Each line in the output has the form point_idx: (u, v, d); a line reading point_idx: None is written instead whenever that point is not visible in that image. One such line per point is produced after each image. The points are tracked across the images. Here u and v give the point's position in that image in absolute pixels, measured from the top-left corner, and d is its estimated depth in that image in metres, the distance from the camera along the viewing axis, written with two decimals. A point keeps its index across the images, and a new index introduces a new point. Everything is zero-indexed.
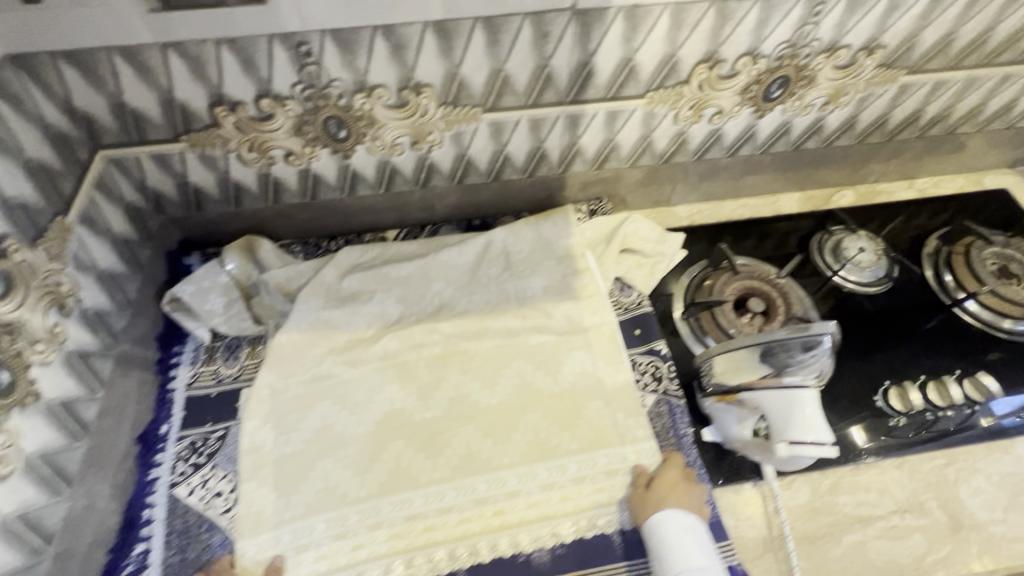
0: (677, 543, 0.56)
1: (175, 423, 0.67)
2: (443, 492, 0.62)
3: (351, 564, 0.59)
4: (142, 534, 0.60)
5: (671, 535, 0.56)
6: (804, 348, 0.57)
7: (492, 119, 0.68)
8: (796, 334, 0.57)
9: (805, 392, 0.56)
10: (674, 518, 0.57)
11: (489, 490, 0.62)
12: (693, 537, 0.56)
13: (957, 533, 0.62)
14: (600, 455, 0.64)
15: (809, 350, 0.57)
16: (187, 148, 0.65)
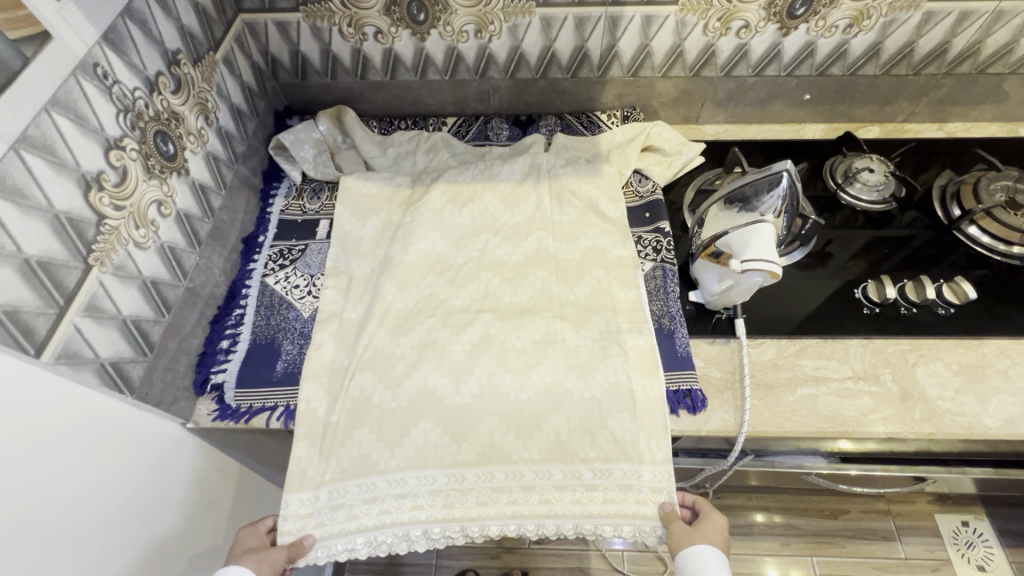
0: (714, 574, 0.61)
1: (270, 235, 0.87)
2: (465, 476, 0.68)
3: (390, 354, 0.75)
4: (240, 303, 0.79)
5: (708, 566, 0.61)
6: (767, 189, 0.64)
7: (544, 14, 0.81)
8: (754, 177, 0.65)
9: (762, 229, 0.61)
10: (711, 557, 0.62)
11: (506, 480, 0.68)
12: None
13: (904, 401, 0.70)
14: (616, 468, 0.67)
15: (772, 191, 0.64)
16: (303, 19, 0.83)
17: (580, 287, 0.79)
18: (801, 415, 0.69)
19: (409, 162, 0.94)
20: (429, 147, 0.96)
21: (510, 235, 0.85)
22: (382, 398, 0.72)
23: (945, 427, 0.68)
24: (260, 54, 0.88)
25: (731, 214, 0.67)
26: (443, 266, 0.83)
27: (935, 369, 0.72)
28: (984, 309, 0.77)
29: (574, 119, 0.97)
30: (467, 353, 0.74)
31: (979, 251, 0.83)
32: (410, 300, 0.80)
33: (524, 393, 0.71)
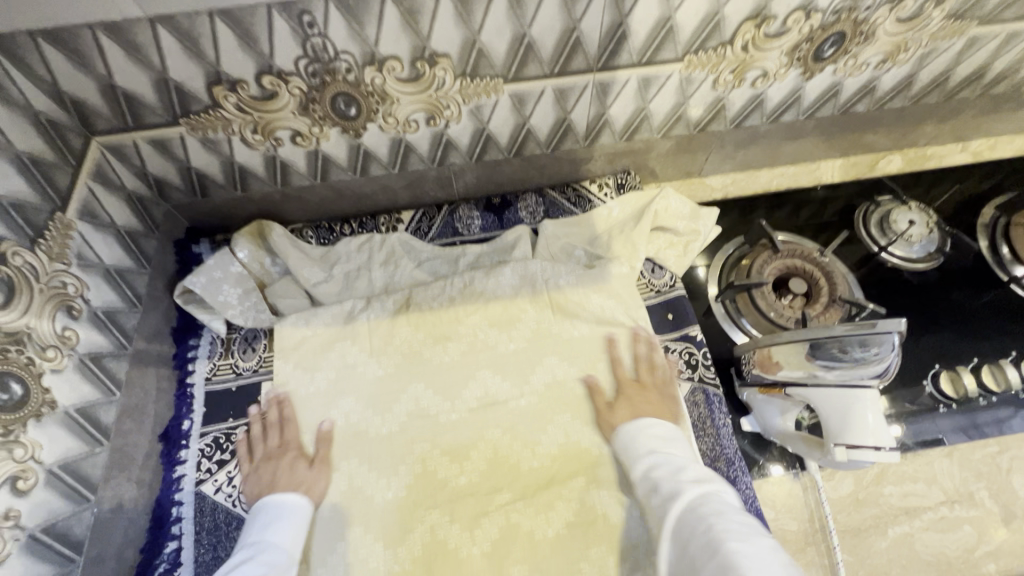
0: (639, 435, 0.59)
1: (197, 419, 0.66)
2: None
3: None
4: (173, 533, 0.60)
5: (632, 433, 0.59)
6: (859, 345, 0.48)
7: (515, 91, 0.62)
8: (839, 333, 0.48)
9: (862, 394, 0.48)
10: (631, 429, 0.60)
11: None
12: (653, 430, 0.59)
13: (1009, 524, 0.60)
14: None
15: (865, 348, 0.47)
16: (187, 132, 0.60)
17: (613, 434, 0.64)
18: (902, 566, 0.58)
19: (363, 282, 0.74)
20: (386, 257, 0.76)
21: (513, 371, 0.68)
22: None
23: None
24: (138, 179, 0.65)
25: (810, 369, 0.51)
26: (434, 428, 0.65)
27: None
28: None
29: (558, 195, 0.80)
30: (488, 555, 0.58)
31: None
32: (400, 488, 0.62)
33: None
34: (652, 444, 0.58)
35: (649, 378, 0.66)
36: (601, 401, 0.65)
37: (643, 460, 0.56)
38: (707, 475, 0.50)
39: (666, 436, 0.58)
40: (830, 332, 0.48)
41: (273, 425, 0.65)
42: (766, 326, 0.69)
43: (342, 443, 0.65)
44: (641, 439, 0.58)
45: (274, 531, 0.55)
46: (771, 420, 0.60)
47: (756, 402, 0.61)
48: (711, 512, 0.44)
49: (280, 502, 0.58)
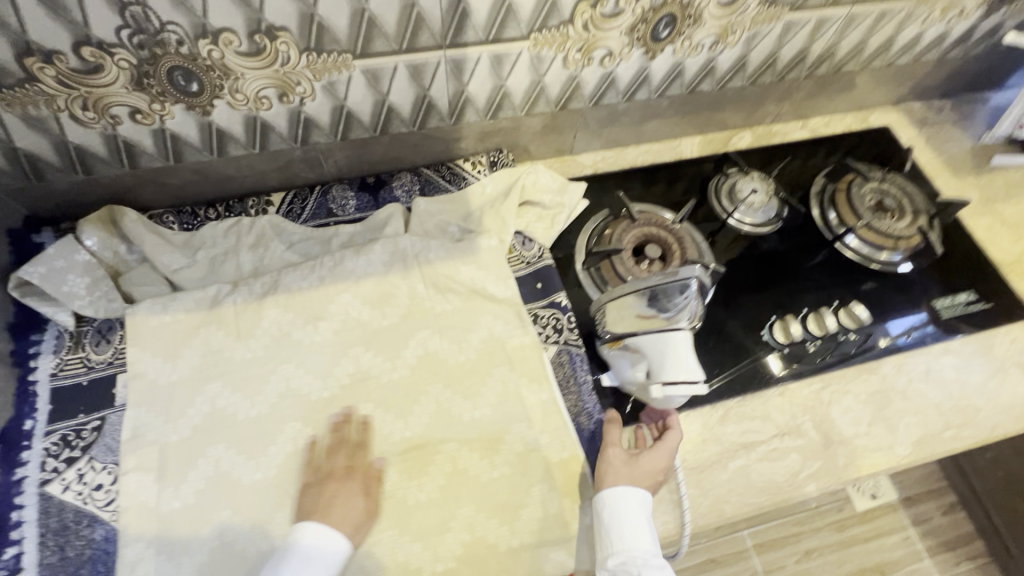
0: (621, 525, 0.57)
1: (41, 418, 0.62)
2: None
3: (256, 556, 0.57)
4: (12, 538, 0.56)
5: (615, 513, 0.57)
6: (680, 291, 0.60)
7: (366, 67, 0.63)
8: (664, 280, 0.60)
9: (678, 335, 0.59)
10: (616, 499, 0.58)
11: None
12: (637, 514, 0.57)
13: (828, 448, 0.68)
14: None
15: (684, 293, 0.60)
16: (3, 108, 0.56)
17: (483, 399, 0.66)
18: (738, 493, 0.64)
19: (230, 266, 0.72)
20: (255, 239, 0.74)
21: (385, 347, 0.69)
22: None
23: (866, 467, 0.67)
24: None
25: (641, 319, 0.61)
26: (305, 407, 0.65)
27: (847, 405, 0.71)
28: (899, 324, 0.78)
29: (434, 173, 0.81)
30: (360, 525, 0.59)
31: (860, 261, 0.82)
32: (269, 469, 0.61)
33: (441, 566, 0.58)
34: (643, 540, 0.56)
35: (639, 453, 0.62)
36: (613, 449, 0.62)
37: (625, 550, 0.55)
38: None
39: (648, 520, 0.58)
40: (659, 280, 0.60)
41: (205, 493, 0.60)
42: None
43: (206, 429, 0.63)
44: (631, 532, 0.56)
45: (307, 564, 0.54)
46: (629, 363, 0.63)
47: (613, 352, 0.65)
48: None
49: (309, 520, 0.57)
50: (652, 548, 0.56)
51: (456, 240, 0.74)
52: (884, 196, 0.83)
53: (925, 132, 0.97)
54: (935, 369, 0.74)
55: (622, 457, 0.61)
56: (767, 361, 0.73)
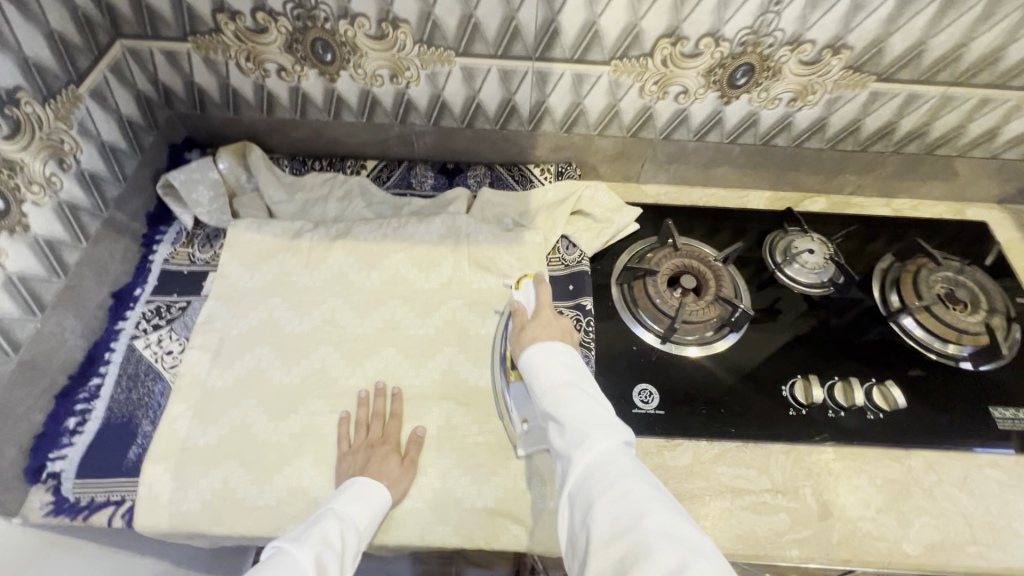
0: (542, 368, 0.54)
1: (148, 288, 0.77)
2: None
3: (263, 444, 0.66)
4: (100, 371, 0.70)
5: (531, 370, 0.55)
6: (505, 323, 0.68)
7: (464, 64, 0.73)
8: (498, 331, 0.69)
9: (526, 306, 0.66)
10: (536, 351, 0.55)
11: None
12: (550, 358, 0.54)
13: (823, 520, 0.64)
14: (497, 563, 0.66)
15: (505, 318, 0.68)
16: (193, 49, 0.74)
17: (490, 371, 0.72)
18: (712, 533, 0.63)
19: (317, 210, 0.85)
20: (343, 193, 0.87)
21: (419, 305, 0.77)
22: (244, 498, 0.63)
23: (862, 553, 0.62)
24: (148, 83, 0.78)
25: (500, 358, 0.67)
26: (341, 336, 0.74)
27: (858, 483, 0.67)
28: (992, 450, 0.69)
29: (505, 172, 0.90)
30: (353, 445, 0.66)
31: (915, 346, 0.77)
32: (296, 376, 0.71)
33: (410, 502, 0.63)
34: (563, 376, 0.53)
35: (550, 304, 0.62)
36: (519, 321, 0.62)
37: (551, 391, 0.52)
38: (596, 416, 0.49)
39: (568, 361, 0.54)
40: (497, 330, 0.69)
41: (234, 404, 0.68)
42: (651, 310, 0.77)
43: (258, 332, 0.74)
44: (545, 375, 0.53)
45: (350, 504, 0.58)
46: (534, 296, 0.65)
47: (520, 293, 0.66)
48: (607, 481, 0.44)
49: (360, 484, 0.60)
50: (581, 393, 0.51)
51: (505, 230, 0.82)
52: (956, 287, 0.79)
53: None
54: (973, 479, 0.67)
55: (537, 317, 0.60)
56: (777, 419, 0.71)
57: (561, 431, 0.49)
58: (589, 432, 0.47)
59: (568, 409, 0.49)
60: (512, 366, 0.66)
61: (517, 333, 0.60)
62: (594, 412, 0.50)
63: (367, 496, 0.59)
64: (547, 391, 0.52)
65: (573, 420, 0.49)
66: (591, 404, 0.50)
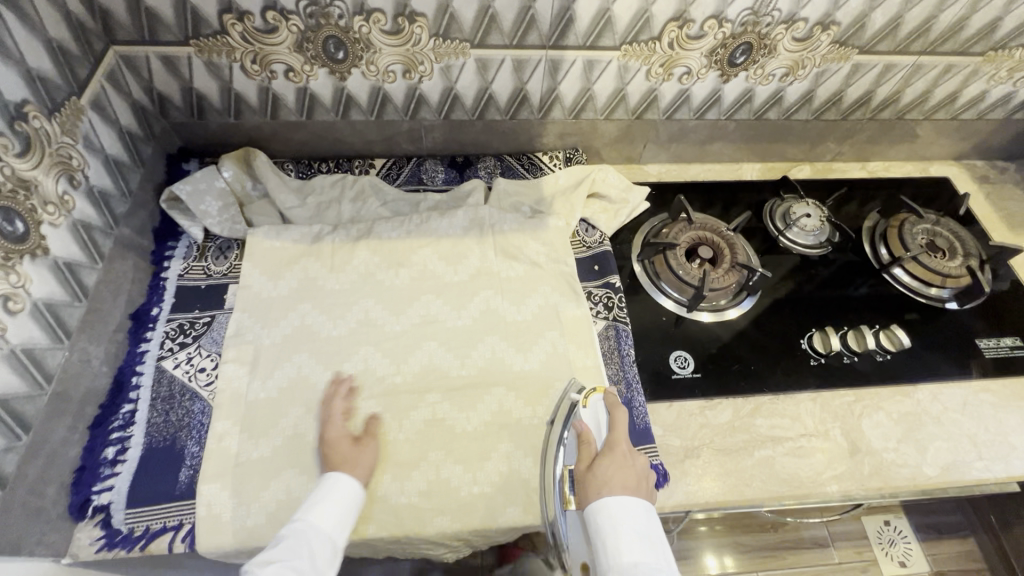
0: (611, 535, 0.53)
1: (166, 307, 0.73)
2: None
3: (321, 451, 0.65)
4: (130, 397, 0.66)
5: (601, 528, 0.54)
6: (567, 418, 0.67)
7: (479, 56, 0.74)
8: (553, 435, 0.66)
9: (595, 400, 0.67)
10: (606, 508, 0.55)
11: None
12: (624, 524, 0.53)
13: (854, 455, 0.70)
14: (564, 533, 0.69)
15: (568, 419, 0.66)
16: (195, 53, 0.71)
17: (533, 354, 0.74)
18: (761, 479, 0.68)
19: (333, 212, 0.84)
20: (356, 194, 0.85)
21: (453, 297, 0.78)
22: None
23: (892, 480, 0.69)
24: (143, 92, 0.74)
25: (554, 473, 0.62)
26: (380, 336, 0.74)
27: (878, 419, 0.73)
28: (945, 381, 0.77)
29: (514, 161, 0.92)
30: (412, 441, 0.67)
31: (908, 293, 0.85)
32: (341, 380, 0.70)
33: (478, 488, 0.64)
34: (635, 551, 0.52)
35: (622, 440, 0.62)
36: (586, 452, 0.62)
37: (621, 567, 0.51)
38: None
39: (641, 531, 0.53)
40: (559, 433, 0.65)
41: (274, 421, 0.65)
42: (675, 282, 0.81)
43: (293, 340, 0.73)
44: (617, 541, 0.52)
45: (314, 512, 0.57)
46: (603, 422, 0.65)
47: (588, 410, 0.67)
48: None
49: (333, 483, 0.60)
50: (658, 573, 0.50)
51: (527, 217, 0.84)
52: (935, 237, 0.88)
53: (985, 188, 1.00)
54: (973, 404, 0.75)
55: (609, 455, 0.60)
56: (800, 370, 0.77)
57: None
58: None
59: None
60: (570, 491, 0.60)
61: (585, 469, 0.60)
62: None
63: (339, 496, 0.59)
64: (615, 562, 0.51)
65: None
66: None
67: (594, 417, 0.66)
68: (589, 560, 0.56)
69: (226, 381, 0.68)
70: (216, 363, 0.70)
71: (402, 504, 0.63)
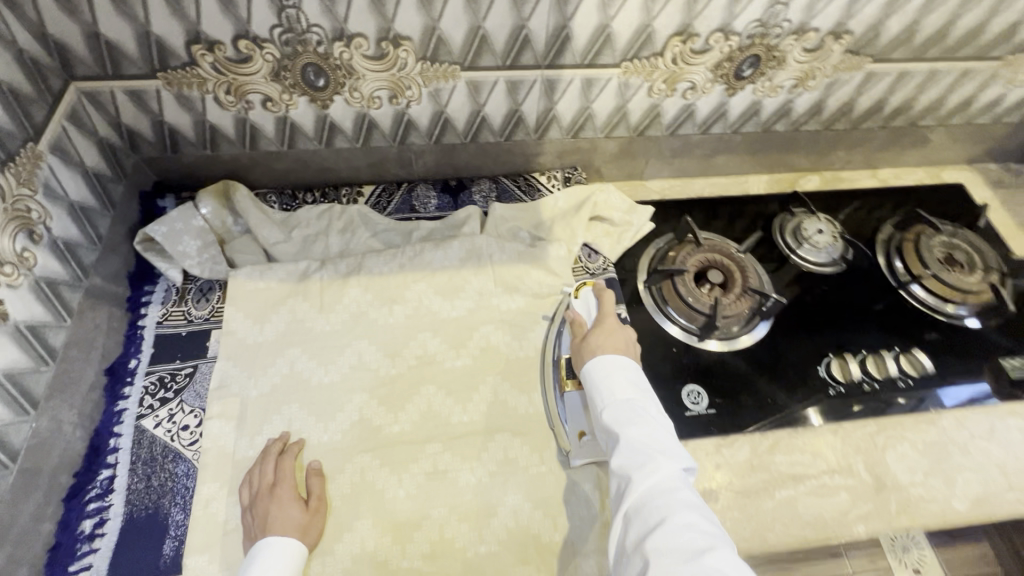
0: (607, 382, 0.60)
1: (144, 359, 0.68)
2: None
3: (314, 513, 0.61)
4: (108, 461, 0.62)
5: (596, 381, 0.60)
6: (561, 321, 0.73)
7: (470, 78, 0.69)
8: (547, 332, 0.73)
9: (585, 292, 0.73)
10: (603, 363, 0.61)
11: None
12: (615, 374, 0.60)
13: (880, 492, 0.67)
14: None
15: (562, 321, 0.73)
16: (163, 86, 0.65)
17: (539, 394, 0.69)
18: (784, 523, 0.64)
19: (320, 246, 0.79)
20: (344, 225, 0.80)
21: (451, 335, 0.73)
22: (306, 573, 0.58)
23: (921, 517, 0.65)
24: (110, 127, 0.69)
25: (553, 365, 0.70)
26: (374, 381, 0.69)
27: (903, 451, 0.70)
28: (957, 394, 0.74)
29: (511, 183, 0.87)
30: (413, 497, 0.62)
31: (926, 310, 0.81)
32: (335, 432, 0.66)
33: (484, 547, 0.60)
34: (627, 388, 0.59)
35: (611, 318, 0.67)
36: (579, 332, 0.68)
37: (615, 402, 0.58)
38: (657, 441, 0.53)
39: (632, 378, 0.60)
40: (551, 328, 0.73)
41: (267, 479, 0.60)
42: (685, 310, 0.76)
43: (282, 390, 0.68)
44: (609, 383, 0.60)
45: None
46: (593, 306, 0.71)
47: (580, 300, 0.72)
48: (653, 505, 0.48)
49: (271, 549, 0.55)
50: (645, 409, 0.57)
51: (526, 245, 0.79)
52: (953, 250, 0.84)
53: (1001, 194, 0.96)
54: (1000, 430, 0.72)
55: (599, 327, 0.66)
56: (820, 400, 0.73)
57: (618, 448, 0.54)
58: (653, 447, 0.53)
59: (633, 428, 0.55)
60: (568, 375, 0.69)
61: (580, 342, 0.66)
62: (651, 429, 0.54)
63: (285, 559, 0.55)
64: (610, 415, 0.57)
65: (637, 437, 0.54)
66: (650, 423, 0.55)
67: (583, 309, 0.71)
68: (586, 426, 0.66)
69: (211, 440, 0.64)
70: (201, 419, 0.66)
71: (404, 568, 0.59)
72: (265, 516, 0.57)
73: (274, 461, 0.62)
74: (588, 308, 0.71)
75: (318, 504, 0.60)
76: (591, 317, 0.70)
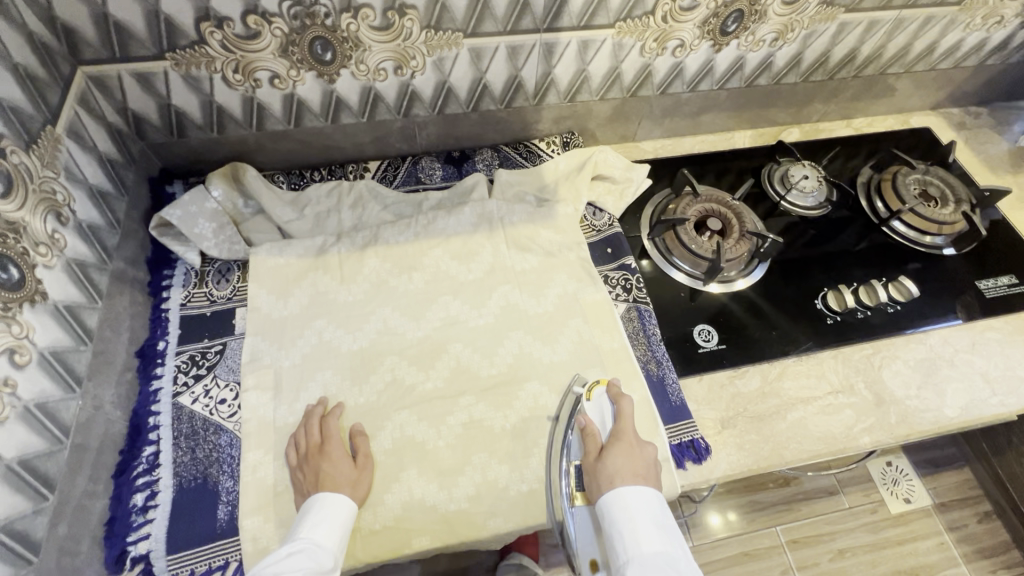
0: (629, 524, 0.55)
1: (172, 340, 0.69)
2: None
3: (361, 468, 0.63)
4: (151, 438, 0.62)
5: (617, 521, 0.55)
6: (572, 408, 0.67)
7: (472, 45, 0.72)
8: (553, 440, 0.66)
9: (597, 393, 0.67)
10: (621, 500, 0.56)
11: None
12: (639, 515, 0.55)
13: (880, 406, 0.73)
14: None
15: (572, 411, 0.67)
16: (171, 67, 0.66)
17: (561, 343, 0.73)
18: (798, 441, 0.69)
19: (333, 222, 0.80)
20: (354, 200, 0.82)
21: (470, 296, 0.76)
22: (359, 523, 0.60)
23: (918, 425, 0.71)
24: (117, 113, 0.69)
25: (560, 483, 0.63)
26: (402, 344, 0.72)
27: (897, 369, 0.76)
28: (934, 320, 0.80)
29: (512, 150, 0.90)
30: (453, 446, 0.65)
31: (907, 243, 0.88)
32: (370, 394, 0.68)
33: (526, 486, 0.63)
34: (653, 541, 0.54)
35: (629, 430, 0.62)
36: (593, 445, 0.63)
37: (638, 559, 0.53)
38: None
39: (656, 518, 0.55)
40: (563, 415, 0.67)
41: (314, 438, 0.63)
42: (689, 257, 0.81)
43: (313, 359, 0.70)
44: (634, 531, 0.54)
45: (321, 530, 0.55)
46: (608, 414, 0.65)
47: (593, 404, 0.67)
48: None
49: (326, 501, 0.57)
50: (676, 569, 0.52)
51: (534, 207, 0.82)
52: (927, 186, 0.91)
53: (964, 134, 1.03)
54: (981, 343, 0.78)
55: (618, 443, 0.61)
56: (819, 329, 0.78)
57: None
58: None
59: None
60: (577, 489, 0.62)
61: (594, 461, 0.61)
62: None
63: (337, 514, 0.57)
64: (631, 544, 0.53)
65: None
66: None
67: (598, 417, 0.66)
68: (600, 557, 0.59)
69: (249, 408, 0.65)
70: (238, 392, 0.67)
71: (452, 511, 0.62)
72: (317, 473, 0.60)
73: (317, 424, 0.64)
74: (604, 416, 0.65)
75: (365, 459, 0.62)
76: (604, 431, 0.64)
